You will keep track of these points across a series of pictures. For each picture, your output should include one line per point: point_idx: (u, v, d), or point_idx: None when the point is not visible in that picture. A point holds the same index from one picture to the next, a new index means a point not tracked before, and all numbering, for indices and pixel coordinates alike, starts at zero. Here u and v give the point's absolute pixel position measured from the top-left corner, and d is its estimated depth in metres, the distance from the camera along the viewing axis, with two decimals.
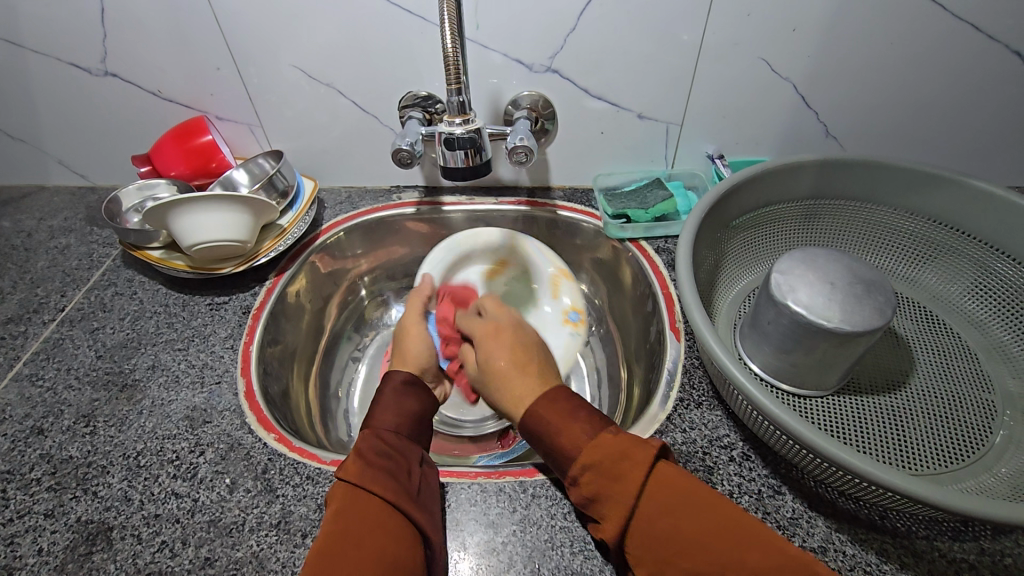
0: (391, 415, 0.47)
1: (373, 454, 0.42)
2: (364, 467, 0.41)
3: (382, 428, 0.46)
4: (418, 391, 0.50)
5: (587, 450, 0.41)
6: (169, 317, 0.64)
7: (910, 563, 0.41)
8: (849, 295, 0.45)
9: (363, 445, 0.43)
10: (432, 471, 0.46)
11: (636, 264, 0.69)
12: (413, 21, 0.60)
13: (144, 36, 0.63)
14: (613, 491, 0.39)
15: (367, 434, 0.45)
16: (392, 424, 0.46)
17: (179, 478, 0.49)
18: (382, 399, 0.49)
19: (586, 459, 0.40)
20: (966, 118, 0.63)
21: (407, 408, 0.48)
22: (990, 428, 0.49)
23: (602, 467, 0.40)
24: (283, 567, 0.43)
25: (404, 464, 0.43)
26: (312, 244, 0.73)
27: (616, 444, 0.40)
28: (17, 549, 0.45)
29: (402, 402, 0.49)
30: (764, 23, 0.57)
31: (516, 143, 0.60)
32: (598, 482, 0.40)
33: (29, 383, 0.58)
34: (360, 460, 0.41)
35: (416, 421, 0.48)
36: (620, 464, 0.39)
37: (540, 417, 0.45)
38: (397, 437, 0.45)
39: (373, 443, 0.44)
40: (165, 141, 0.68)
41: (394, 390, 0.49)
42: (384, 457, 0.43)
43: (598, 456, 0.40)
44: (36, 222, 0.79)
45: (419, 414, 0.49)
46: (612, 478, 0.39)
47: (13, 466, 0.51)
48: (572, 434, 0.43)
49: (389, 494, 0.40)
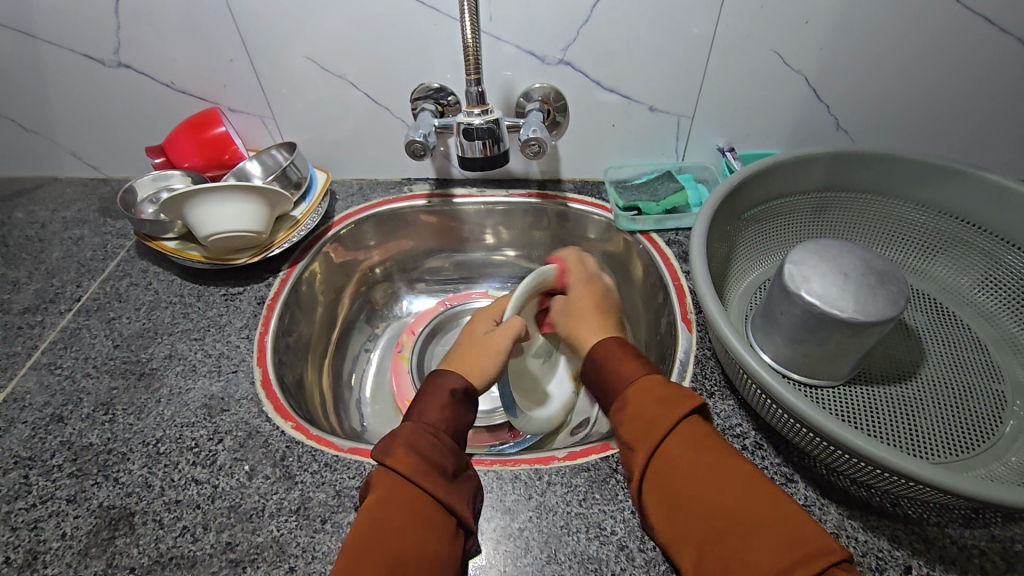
0: (443, 412, 0.46)
1: (424, 445, 0.42)
2: (414, 461, 0.41)
3: (434, 423, 0.45)
4: (468, 398, 0.49)
5: (640, 384, 0.45)
6: (184, 308, 0.64)
7: (922, 549, 0.42)
8: (862, 286, 0.45)
9: (415, 435, 0.43)
10: (474, 475, 0.45)
11: (647, 256, 0.69)
12: (428, 14, 0.60)
13: (159, 28, 0.64)
14: (647, 421, 0.42)
15: (422, 425, 0.44)
16: (445, 424, 0.45)
17: (199, 465, 0.50)
18: (437, 387, 0.48)
19: (640, 387, 0.45)
20: (973, 111, 0.64)
21: (458, 407, 0.47)
22: (999, 418, 0.50)
23: (650, 398, 0.44)
24: (303, 551, 0.44)
25: (451, 459, 0.43)
26: (325, 235, 0.73)
27: (667, 390, 0.44)
28: (41, 533, 0.46)
29: (455, 402, 0.48)
30: (775, 17, 0.58)
31: (529, 135, 0.60)
32: (633, 411, 0.44)
33: (47, 372, 0.59)
34: (412, 453, 0.41)
35: (462, 427, 0.47)
36: (663, 402, 0.43)
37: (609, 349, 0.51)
38: (446, 434, 0.45)
39: (428, 438, 0.43)
40: (179, 132, 0.69)
41: (451, 390, 0.48)
42: (434, 450, 0.43)
43: (650, 390, 0.44)
44: (49, 214, 0.80)
45: (466, 419, 0.48)
46: (658, 402, 0.43)
47: (34, 453, 0.52)
48: (628, 367, 0.48)
49: (437, 491, 0.40)
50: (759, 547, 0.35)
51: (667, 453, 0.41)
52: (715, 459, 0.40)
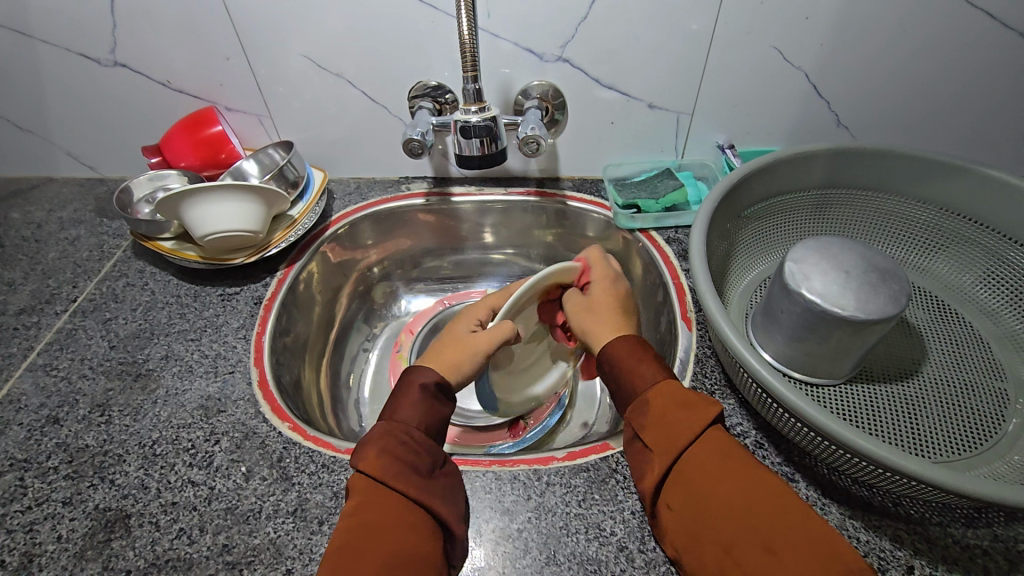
0: (417, 413, 0.45)
1: (396, 445, 0.42)
2: (386, 462, 0.40)
3: (408, 423, 0.44)
4: (442, 398, 0.48)
5: (657, 389, 0.44)
6: (181, 308, 0.64)
7: (924, 549, 0.42)
8: (864, 284, 0.45)
9: (387, 436, 0.42)
10: (454, 473, 0.45)
11: (647, 254, 0.69)
12: (425, 11, 0.60)
13: (155, 27, 0.63)
14: (667, 429, 0.42)
15: (394, 426, 0.43)
16: (417, 422, 0.45)
17: (195, 467, 0.49)
18: (407, 386, 0.47)
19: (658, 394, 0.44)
20: (975, 107, 0.63)
21: (433, 407, 0.47)
22: (1002, 416, 0.49)
23: (669, 403, 0.43)
24: (300, 554, 0.43)
25: (424, 460, 0.43)
26: (323, 234, 0.73)
27: (683, 395, 0.43)
28: (36, 536, 0.46)
29: (430, 402, 0.47)
30: (775, 12, 0.57)
31: (528, 132, 0.59)
32: (655, 418, 0.43)
33: (43, 373, 0.58)
34: (384, 455, 0.41)
35: (438, 424, 0.47)
36: (681, 409, 0.42)
37: (615, 353, 0.49)
38: (422, 434, 0.44)
39: (400, 438, 0.43)
40: (175, 131, 0.68)
41: (423, 387, 0.47)
42: (408, 449, 0.42)
43: (666, 395, 0.44)
44: (46, 214, 0.79)
45: (441, 418, 0.47)
46: (681, 407, 0.42)
47: (30, 455, 0.51)
48: (641, 371, 0.46)
49: (411, 492, 0.39)
50: (791, 550, 0.34)
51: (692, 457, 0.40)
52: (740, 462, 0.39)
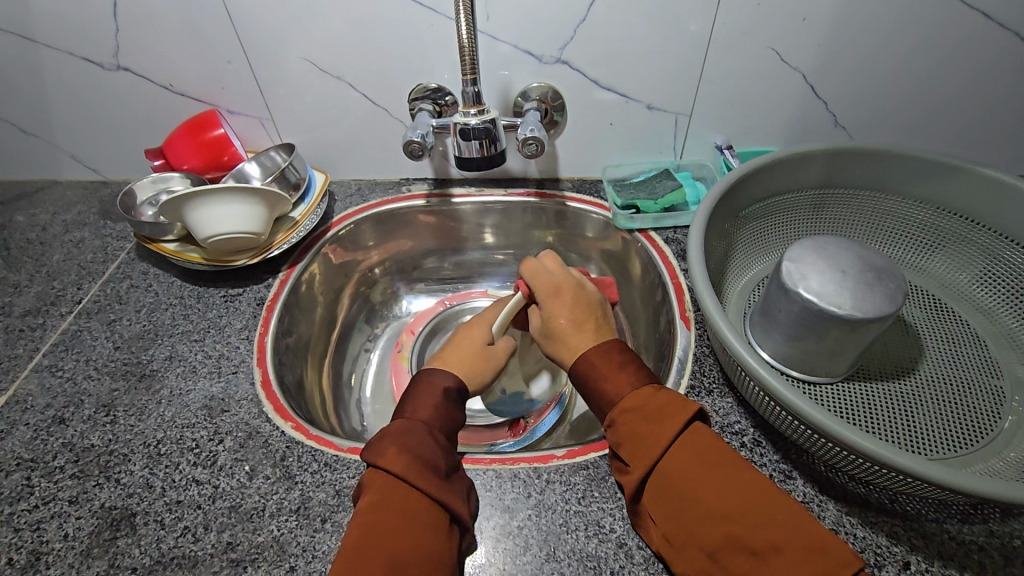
0: (436, 411, 0.46)
1: (416, 445, 0.42)
2: (406, 459, 0.41)
3: (427, 422, 0.45)
4: (456, 400, 0.49)
5: (629, 396, 0.44)
6: (185, 309, 0.65)
7: (920, 545, 0.42)
8: (860, 283, 0.45)
9: (408, 435, 0.43)
10: (465, 475, 0.46)
11: (646, 255, 0.69)
12: (425, 14, 0.60)
13: (158, 31, 0.64)
14: (645, 435, 0.42)
15: (416, 425, 0.44)
16: (436, 423, 0.46)
17: (199, 466, 0.50)
18: (427, 386, 0.48)
19: (631, 401, 0.44)
20: (971, 107, 0.64)
21: (449, 408, 0.47)
22: (998, 414, 0.50)
23: (644, 410, 0.43)
24: (304, 551, 0.44)
25: (442, 458, 0.43)
26: (324, 236, 0.73)
27: (658, 399, 0.43)
28: (43, 534, 0.46)
29: (448, 402, 0.48)
30: (771, 14, 0.58)
31: (527, 134, 0.60)
32: (631, 424, 0.43)
33: (49, 374, 0.59)
34: (405, 452, 0.41)
35: (452, 424, 0.47)
36: (659, 413, 0.42)
37: (591, 363, 0.48)
38: (439, 433, 0.45)
39: (421, 437, 0.43)
40: (178, 135, 0.69)
41: (444, 388, 0.48)
42: (426, 448, 0.43)
43: (641, 402, 0.44)
44: (50, 216, 0.80)
45: (455, 419, 0.48)
46: (656, 413, 0.42)
47: (36, 455, 0.52)
48: (616, 381, 0.46)
49: (429, 489, 0.40)
50: (779, 553, 0.34)
51: (670, 464, 0.40)
52: (720, 465, 0.39)
